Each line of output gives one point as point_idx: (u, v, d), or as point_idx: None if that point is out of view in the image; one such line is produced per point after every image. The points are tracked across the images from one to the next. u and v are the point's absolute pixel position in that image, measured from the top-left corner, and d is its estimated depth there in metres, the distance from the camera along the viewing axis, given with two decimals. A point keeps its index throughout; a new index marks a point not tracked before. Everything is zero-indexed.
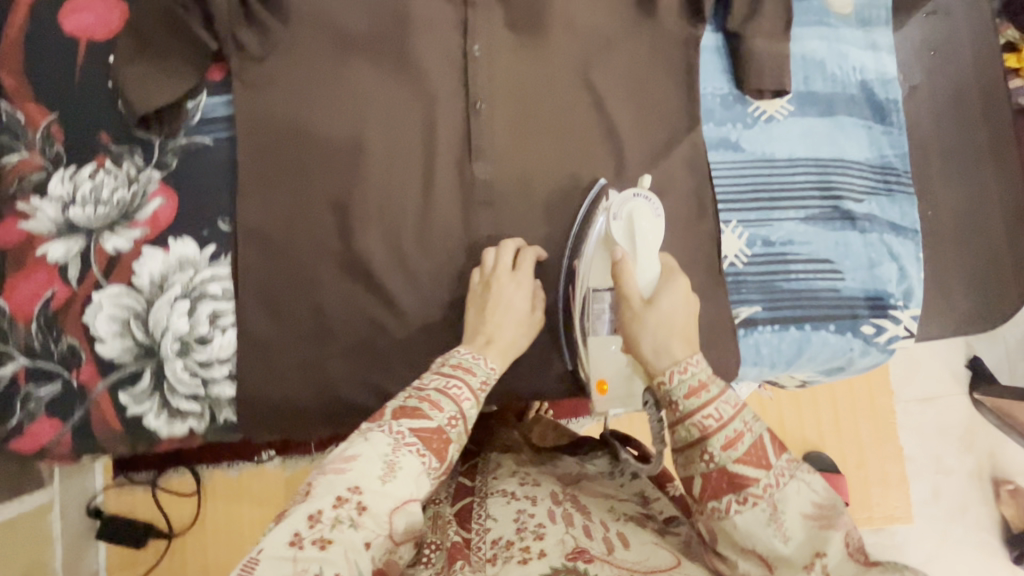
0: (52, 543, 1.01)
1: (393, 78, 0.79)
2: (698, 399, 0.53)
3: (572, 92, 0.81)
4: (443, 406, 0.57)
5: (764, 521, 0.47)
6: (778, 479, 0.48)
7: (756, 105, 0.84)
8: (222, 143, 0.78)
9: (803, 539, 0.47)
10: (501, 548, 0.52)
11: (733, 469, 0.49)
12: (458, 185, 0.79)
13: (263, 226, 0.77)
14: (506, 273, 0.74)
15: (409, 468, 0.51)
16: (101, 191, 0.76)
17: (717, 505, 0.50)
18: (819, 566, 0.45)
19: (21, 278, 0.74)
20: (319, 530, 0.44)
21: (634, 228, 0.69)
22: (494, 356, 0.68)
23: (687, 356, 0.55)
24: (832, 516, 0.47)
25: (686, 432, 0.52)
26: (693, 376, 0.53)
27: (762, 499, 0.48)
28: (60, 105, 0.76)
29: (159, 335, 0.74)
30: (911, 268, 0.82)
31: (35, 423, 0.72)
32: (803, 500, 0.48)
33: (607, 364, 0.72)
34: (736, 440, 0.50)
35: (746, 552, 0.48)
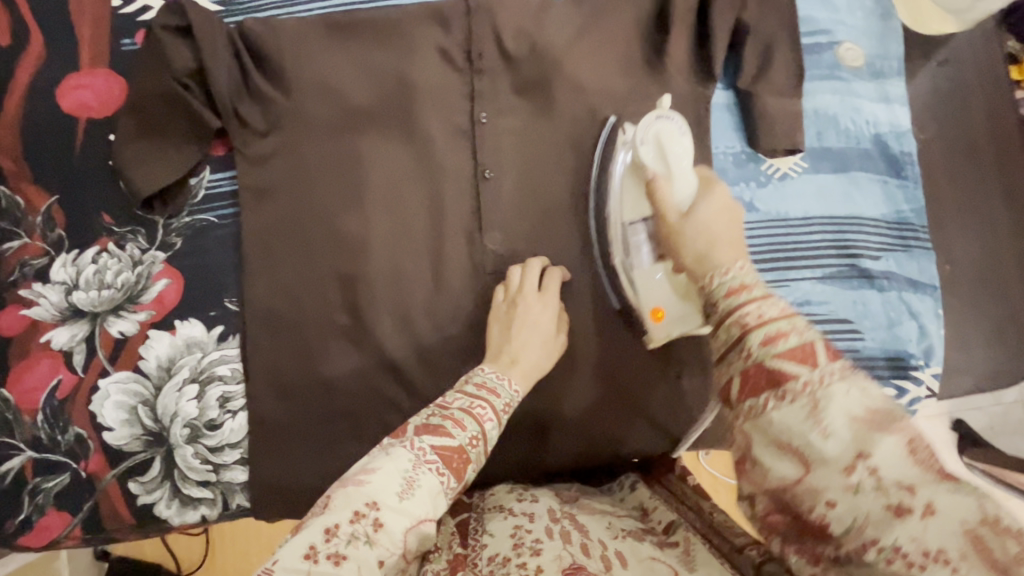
0: None
1: (400, 148, 0.78)
2: (739, 298, 0.42)
3: (580, 156, 0.80)
4: (466, 425, 0.54)
5: (802, 418, 0.36)
6: (824, 376, 0.37)
7: (768, 162, 0.83)
8: (227, 220, 0.77)
9: (849, 437, 0.35)
10: (498, 564, 0.52)
11: (773, 364, 0.38)
12: (468, 256, 0.78)
13: (271, 304, 0.75)
14: (532, 293, 0.72)
15: (427, 487, 0.49)
16: (104, 274, 0.74)
17: (751, 403, 0.38)
18: (865, 470, 0.34)
19: (25, 368, 0.72)
20: (334, 545, 0.42)
21: (664, 149, 0.69)
22: (517, 376, 0.64)
23: (733, 262, 0.45)
24: (890, 423, 0.35)
25: (724, 332, 0.41)
26: (733, 278, 0.43)
27: (802, 394, 0.36)
28: (60, 187, 0.75)
29: (168, 421, 0.73)
30: (931, 326, 0.81)
31: (45, 517, 0.70)
32: (855, 400, 0.36)
33: (654, 291, 0.72)
34: (779, 336, 0.39)
35: (780, 451, 0.37)
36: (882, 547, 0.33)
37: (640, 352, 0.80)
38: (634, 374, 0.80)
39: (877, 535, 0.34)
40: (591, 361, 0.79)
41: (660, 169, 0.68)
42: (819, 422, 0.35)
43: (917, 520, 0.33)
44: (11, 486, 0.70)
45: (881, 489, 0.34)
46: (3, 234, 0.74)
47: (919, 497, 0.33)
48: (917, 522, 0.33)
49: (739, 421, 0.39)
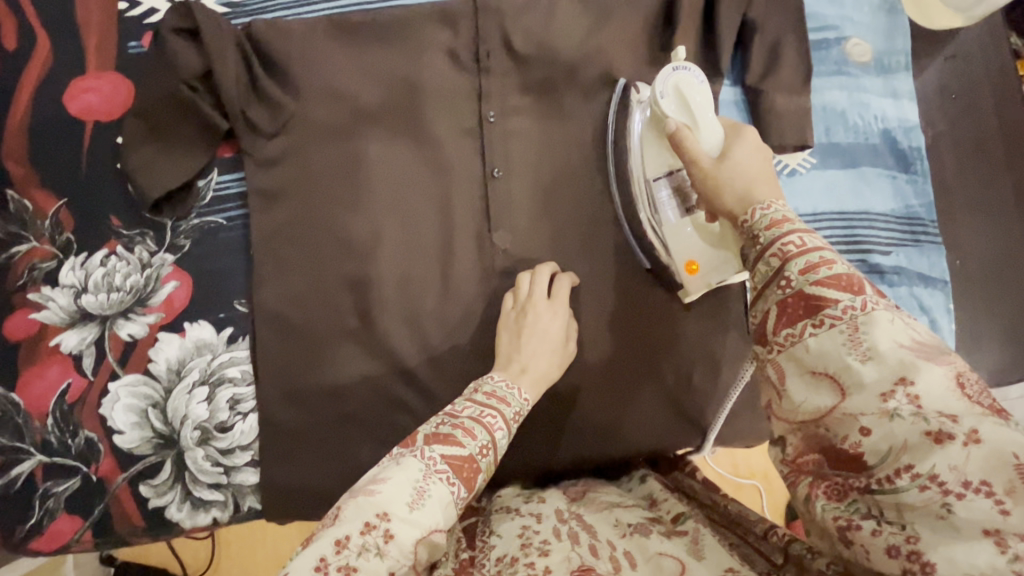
0: None
1: (408, 149, 0.77)
2: (781, 230, 0.44)
3: (589, 155, 0.80)
4: (477, 434, 0.53)
5: (841, 344, 0.38)
6: (867, 304, 0.39)
7: (778, 158, 0.82)
8: (236, 222, 0.76)
9: (892, 363, 0.37)
10: (505, 564, 0.52)
11: (812, 291, 0.40)
12: (478, 256, 0.78)
13: (280, 307, 0.75)
14: (542, 299, 0.72)
15: (438, 497, 0.48)
16: (113, 277, 0.74)
17: (789, 331, 0.41)
18: (905, 396, 0.36)
19: (34, 372, 0.72)
20: (345, 557, 0.43)
21: (686, 99, 0.65)
22: (527, 385, 0.63)
23: (775, 200, 0.48)
24: (933, 354, 0.37)
25: (766, 265, 0.43)
26: (777, 211, 0.46)
27: (842, 321, 0.39)
28: (68, 189, 0.75)
29: (178, 423, 0.72)
30: (941, 320, 0.81)
31: (55, 521, 0.70)
32: (899, 330, 0.38)
33: (685, 243, 0.72)
34: (822, 265, 0.41)
35: (817, 378, 0.39)
36: (917, 474, 0.35)
37: (651, 351, 0.80)
38: (644, 373, 0.80)
39: (912, 461, 0.35)
40: (602, 360, 0.79)
41: (684, 120, 0.65)
42: (859, 348, 0.38)
43: (957, 447, 0.34)
44: (21, 491, 0.70)
45: (919, 416, 0.35)
46: (10, 237, 0.73)
47: (961, 425, 0.34)
48: (958, 449, 0.34)
49: (776, 350, 0.42)
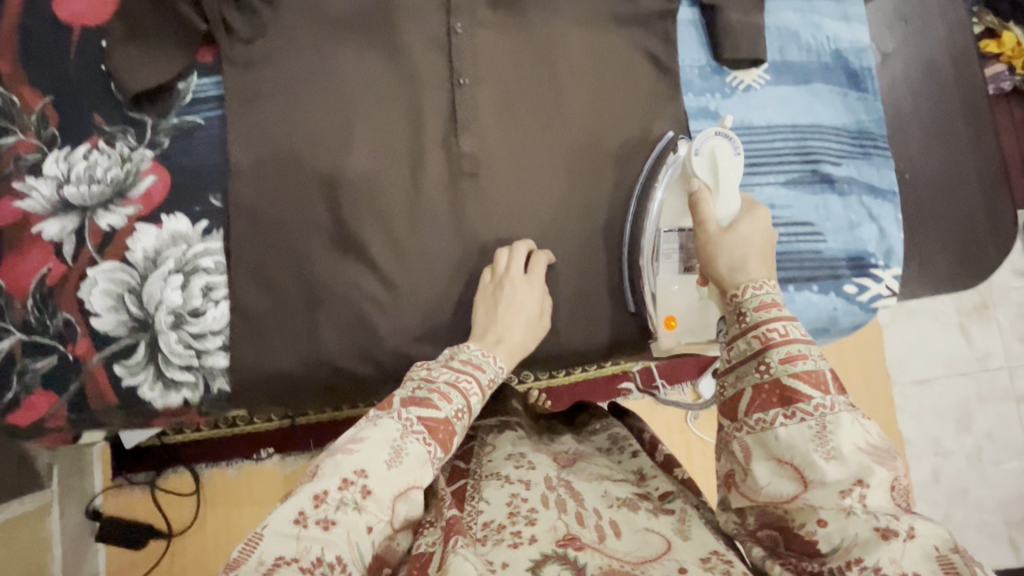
0: (52, 546, 1.18)
1: (380, 59, 0.81)
2: (768, 313, 0.55)
3: (554, 69, 0.84)
4: (452, 398, 0.58)
5: (808, 438, 0.49)
6: (833, 403, 0.49)
7: (733, 75, 0.87)
8: (214, 121, 0.80)
9: (852, 465, 0.47)
10: (492, 530, 0.55)
11: (787, 382, 0.51)
12: (445, 159, 0.81)
13: (254, 202, 0.78)
14: (518, 275, 0.76)
15: (415, 455, 0.53)
16: (95, 170, 0.77)
17: (762, 417, 0.51)
18: (858, 495, 0.47)
19: (18, 255, 0.75)
20: (324, 510, 0.47)
21: (716, 163, 0.74)
22: (501, 354, 0.69)
23: (765, 282, 0.59)
24: (883, 456, 0.48)
25: (748, 343, 0.54)
26: (766, 294, 0.56)
27: (811, 416, 0.49)
28: (54, 88, 0.78)
29: (152, 308, 0.76)
30: (891, 228, 0.84)
31: (32, 395, 0.73)
32: (857, 433, 0.49)
33: (672, 300, 0.79)
34: (798, 358, 0.52)
35: (783, 466, 0.49)
36: (865, 566, 0.45)
37: (611, 257, 0.84)
38: (604, 280, 0.84)
39: (861, 555, 0.46)
40: (564, 263, 0.83)
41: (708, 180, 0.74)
42: (825, 445, 0.48)
43: (897, 542, 0.45)
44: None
45: (869, 514, 0.46)
46: None
47: (903, 524, 0.45)
48: (898, 543, 0.45)
49: (749, 430, 0.52)
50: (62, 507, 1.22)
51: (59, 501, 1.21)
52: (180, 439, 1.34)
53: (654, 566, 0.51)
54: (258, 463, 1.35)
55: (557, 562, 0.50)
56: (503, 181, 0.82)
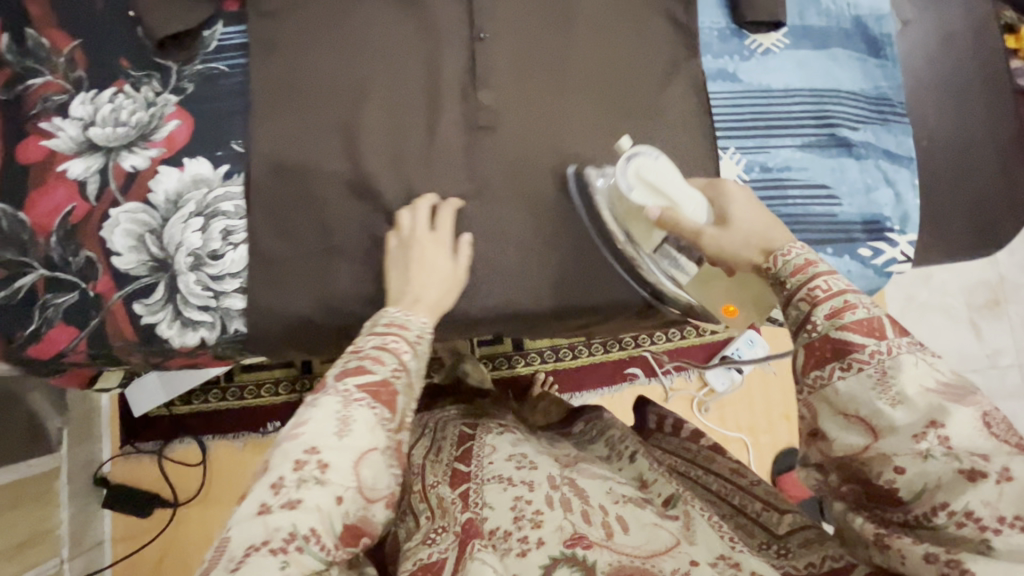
0: (59, 509, 1.23)
1: (402, 12, 0.82)
2: (805, 274, 0.51)
3: (574, 28, 0.84)
4: (385, 360, 0.58)
5: (869, 388, 0.45)
6: (891, 347, 0.45)
7: (752, 38, 0.87)
8: (237, 69, 0.81)
9: (920, 407, 0.43)
10: (499, 538, 0.56)
11: (837, 335, 0.47)
12: (464, 112, 0.82)
13: (273, 149, 0.79)
14: (425, 234, 0.76)
15: (363, 422, 0.52)
16: (120, 113, 0.79)
17: (818, 374, 0.47)
18: (936, 437, 0.42)
19: (43, 192, 0.76)
20: (285, 494, 0.47)
21: (653, 183, 0.71)
22: (423, 311, 0.69)
23: (792, 244, 0.54)
24: (961, 394, 0.43)
25: (796, 308, 0.50)
26: (797, 256, 0.52)
27: (868, 364, 0.45)
28: (83, 33, 0.80)
29: (173, 249, 0.77)
30: (907, 194, 0.84)
31: (53, 329, 0.74)
32: (923, 373, 0.44)
33: (716, 289, 0.77)
34: (844, 310, 0.47)
35: (848, 422, 0.46)
36: (953, 511, 0.41)
37: None
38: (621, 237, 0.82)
39: (947, 500, 0.41)
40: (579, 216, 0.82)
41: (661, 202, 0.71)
42: (888, 392, 0.44)
43: (989, 485, 0.40)
44: (22, 302, 0.74)
45: (952, 455, 0.41)
46: (27, 71, 0.78)
47: (995, 465, 0.40)
48: (990, 486, 0.40)
49: (809, 389, 0.48)
50: (70, 473, 1.27)
51: (67, 466, 1.26)
52: (187, 410, 1.39)
53: (664, 559, 0.52)
54: (263, 436, 1.39)
55: (567, 564, 0.51)
56: (521, 135, 0.82)
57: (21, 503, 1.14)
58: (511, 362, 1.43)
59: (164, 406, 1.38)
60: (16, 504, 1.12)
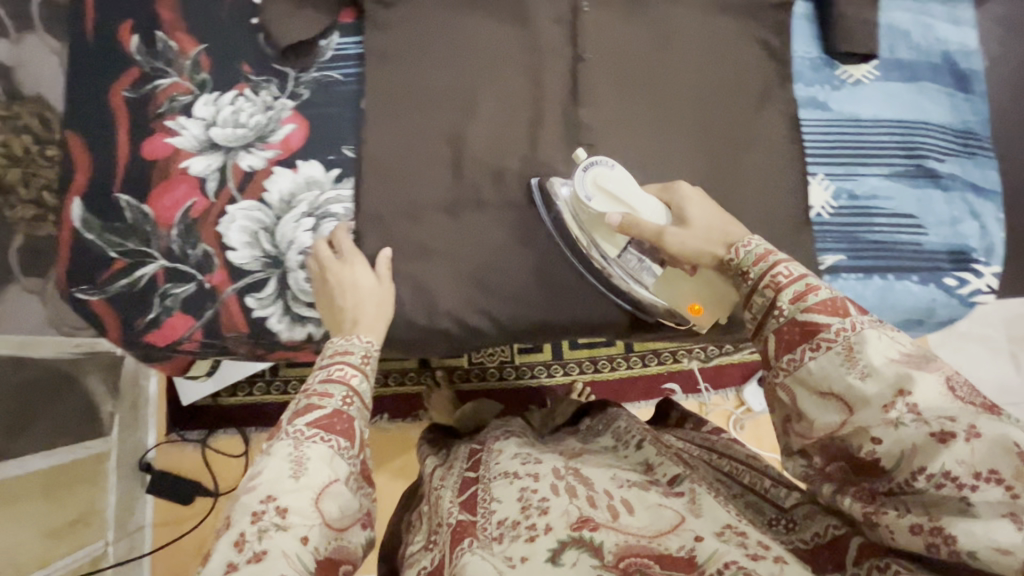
0: (106, 492, 1.29)
1: (507, 30, 0.86)
2: (767, 262, 0.57)
3: (673, 50, 0.87)
4: (332, 391, 0.62)
5: (839, 363, 0.49)
6: (854, 324, 0.49)
7: (843, 68, 0.89)
8: (351, 78, 0.85)
9: (888, 377, 0.47)
10: (507, 527, 0.58)
11: (803, 317, 0.51)
12: (563, 127, 0.85)
13: (380, 154, 0.82)
14: (334, 263, 0.78)
15: (317, 458, 0.57)
16: (240, 115, 0.83)
17: (791, 356, 0.52)
18: (905, 405, 0.45)
19: (166, 187, 0.80)
20: (250, 546, 0.51)
21: (611, 192, 0.75)
22: (364, 331, 0.72)
23: (751, 238, 0.61)
24: (921, 362, 0.47)
25: (763, 294, 0.55)
26: (758, 248, 0.59)
27: (835, 342, 0.49)
28: (208, 37, 0.84)
29: (285, 247, 0.80)
30: (992, 227, 0.86)
31: (172, 317, 0.78)
32: (887, 346, 0.48)
33: (681, 288, 0.77)
34: (808, 292, 0.52)
35: (825, 398, 0.49)
36: (931, 474, 0.44)
37: None
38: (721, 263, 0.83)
39: (925, 464, 0.44)
40: None
41: (621, 208, 0.74)
42: (856, 365, 0.48)
43: (961, 444, 0.43)
44: (144, 289, 0.78)
45: (921, 421, 0.45)
46: (156, 71, 0.83)
47: (962, 424, 0.43)
48: (962, 446, 0.43)
49: (785, 371, 0.52)
50: (118, 456, 1.34)
51: (116, 450, 1.33)
52: (233, 402, 1.45)
53: (668, 538, 0.54)
54: None
55: (575, 547, 0.53)
56: (616, 151, 0.85)
57: (77, 481, 1.20)
58: (550, 371, 1.44)
59: (210, 397, 1.44)
60: (73, 482, 1.18)
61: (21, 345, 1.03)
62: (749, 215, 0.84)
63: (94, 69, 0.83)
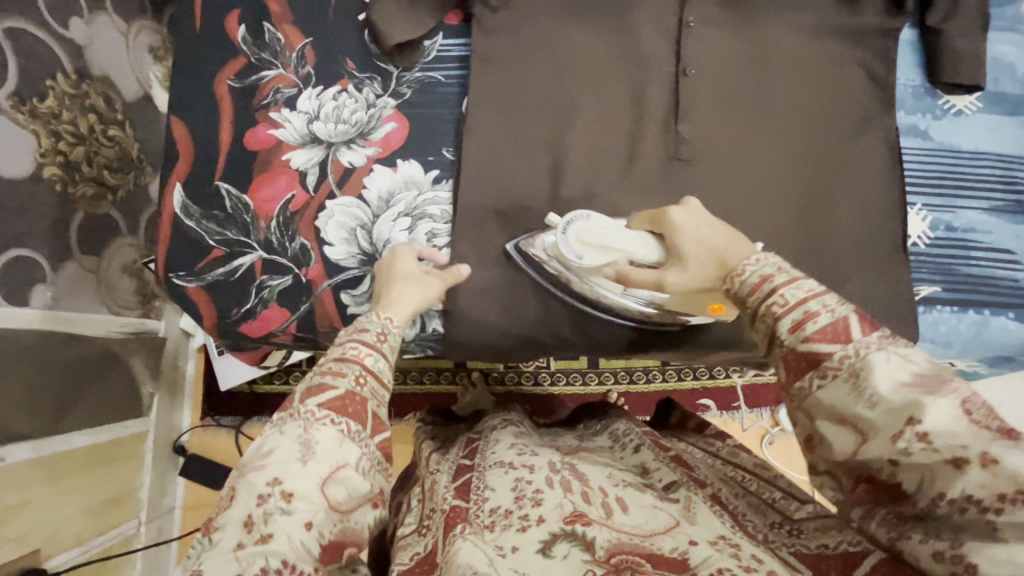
0: (142, 472, 1.30)
1: (610, 41, 0.85)
2: (766, 287, 0.50)
3: (774, 71, 0.86)
4: (346, 370, 0.55)
5: (846, 393, 0.43)
6: (858, 349, 0.44)
7: (945, 98, 0.88)
8: (453, 80, 0.85)
9: (896, 404, 0.41)
10: (500, 516, 0.56)
11: (806, 348, 0.46)
12: (663, 142, 0.84)
13: (479, 157, 0.82)
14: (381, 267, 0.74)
15: (327, 440, 0.51)
16: (342, 111, 0.83)
17: (799, 385, 0.46)
18: (913, 435, 0.40)
19: (267, 179, 0.80)
20: (257, 529, 0.46)
21: (600, 243, 0.72)
22: (389, 308, 0.65)
23: (745, 261, 0.54)
24: (937, 383, 0.41)
25: (762, 324, 0.49)
26: (754, 274, 0.52)
27: (841, 370, 0.44)
28: (315, 32, 0.84)
29: (381, 245, 0.80)
30: None
31: (268, 309, 0.79)
32: (897, 368, 0.42)
33: (698, 302, 0.72)
34: (807, 320, 0.46)
35: (840, 424, 0.44)
36: (952, 499, 0.40)
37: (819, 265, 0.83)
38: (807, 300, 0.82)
39: (944, 488, 0.40)
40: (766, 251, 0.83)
41: (616, 256, 0.71)
42: (863, 395, 0.42)
43: (977, 471, 0.38)
44: (242, 279, 0.79)
45: (930, 449, 0.40)
46: (262, 63, 0.83)
47: (973, 450, 0.38)
48: (978, 472, 0.38)
49: (796, 402, 0.47)
50: (155, 436, 1.34)
51: (153, 431, 1.33)
52: (268, 388, 1.46)
53: (662, 539, 0.53)
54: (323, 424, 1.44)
55: (566, 540, 0.51)
56: (713, 169, 0.84)
57: (118, 460, 1.20)
58: (584, 379, 1.44)
59: (247, 383, 1.46)
60: (114, 462, 1.18)
61: (76, 321, 1.03)
62: (843, 240, 0.84)
63: (202, 58, 0.83)
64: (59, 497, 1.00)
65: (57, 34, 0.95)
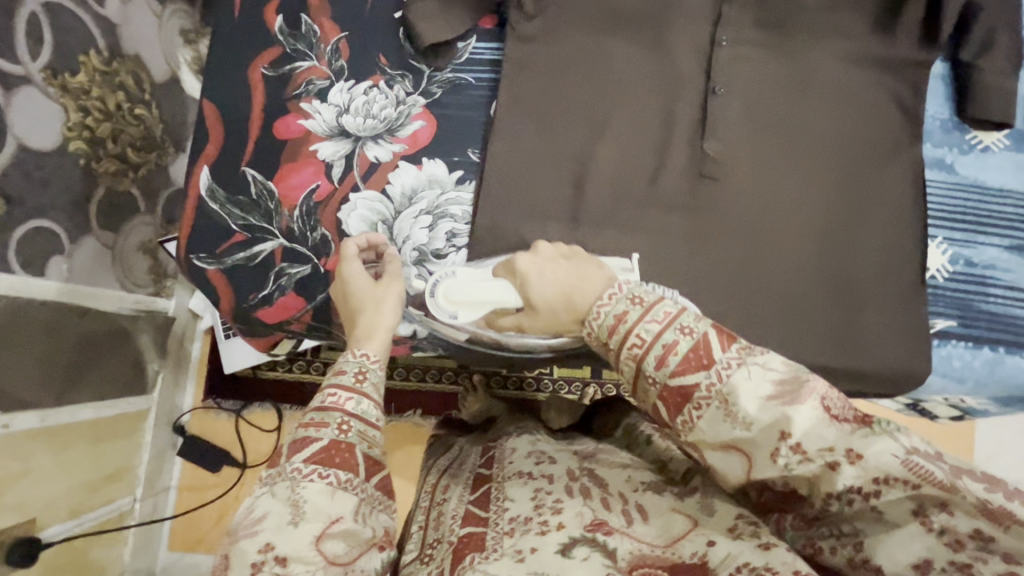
0: (141, 450, 1.29)
1: (643, 55, 0.86)
2: (624, 324, 0.50)
3: (805, 95, 0.86)
4: (328, 420, 0.55)
5: (722, 418, 0.45)
6: (721, 372, 0.45)
7: (973, 133, 0.88)
8: (484, 83, 0.86)
9: (766, 421, 0.43)
10: (519, 523, 0.55)
11: (675, 382, 0.47)
12: (687, 159, 0.85)
13: (503, 159, 0.82)
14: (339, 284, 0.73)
15: (316, 496, 0.50)
16: (372, 106, 0.83)
17: (682, 419, 0.47)
18: (788, 449, 0.43)
19: (293, 168, 0.81)
20: None
21: (469, 299, 0.69)
22: (372, 345, 0.63)
23: (597, 299, 0.54)
24: (795, 389, 0.43)
25: (626, 365, 0.50)
26: (609, 314, 0.52)
27: (712, 398, 0.46)
28: (350, 26, 0.85)
29: (401, 242, 0.81)
30: None
31: (285, 296, 0.79)
32: (757, 382, 0.44)
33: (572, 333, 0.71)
34: (667, 355, 0.48)
35: (726, 448, 0.46)
36: (840, 496, 0.43)
37: (833, 292, 0.83)
38: (814, 324, 0.82)
39: (830, 488, 0.43)
40: (783, 271, 0.83)
41: (490, 307, 0.68)
42: (737, 418, 0.44)
43: (849, 468, 0.42)
44: (261, 264, 0.80)
45: (807, 458, 0.43)
46: (297, 54, 0.84)
47: (840, 451, 0.42)
48: (850, 468, 0.42)
49: (683, 435, 0.48)
50: (156, 414, 1.33)
51: (155, 408, 1.32)
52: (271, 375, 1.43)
53: (683, 545, 0.50)
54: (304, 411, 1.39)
55: (587, 544, 0.50)
56: (734, 186, 0.84)
57: (116, 438, 1.19)
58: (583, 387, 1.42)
59: (251, 368, 1.43)
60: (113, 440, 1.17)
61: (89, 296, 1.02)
62: (865, 268, 0.84)
63: (238, 44, 0.85)
64: (60, 467, 1.00)
65: (92, 11, 0.96)
